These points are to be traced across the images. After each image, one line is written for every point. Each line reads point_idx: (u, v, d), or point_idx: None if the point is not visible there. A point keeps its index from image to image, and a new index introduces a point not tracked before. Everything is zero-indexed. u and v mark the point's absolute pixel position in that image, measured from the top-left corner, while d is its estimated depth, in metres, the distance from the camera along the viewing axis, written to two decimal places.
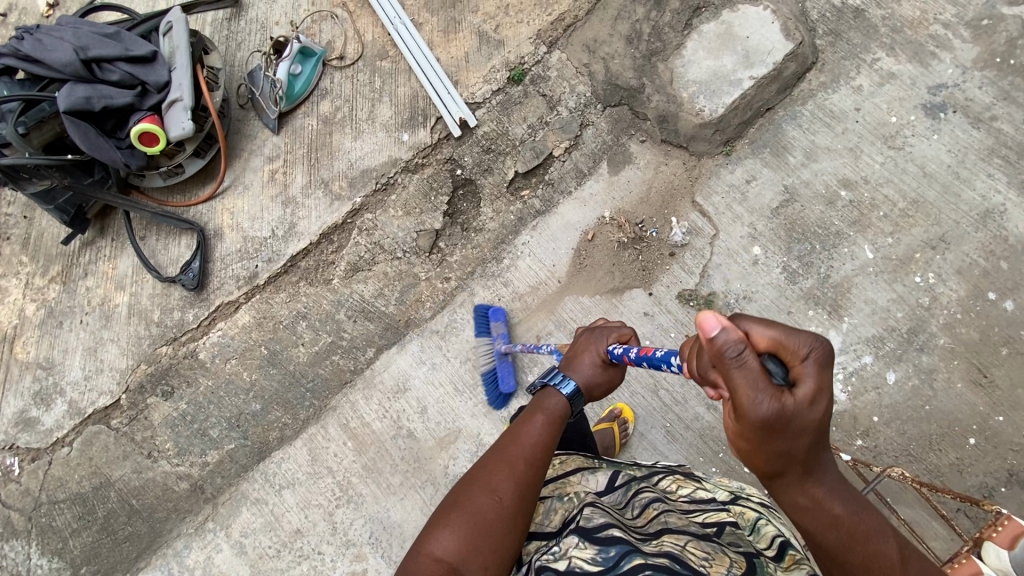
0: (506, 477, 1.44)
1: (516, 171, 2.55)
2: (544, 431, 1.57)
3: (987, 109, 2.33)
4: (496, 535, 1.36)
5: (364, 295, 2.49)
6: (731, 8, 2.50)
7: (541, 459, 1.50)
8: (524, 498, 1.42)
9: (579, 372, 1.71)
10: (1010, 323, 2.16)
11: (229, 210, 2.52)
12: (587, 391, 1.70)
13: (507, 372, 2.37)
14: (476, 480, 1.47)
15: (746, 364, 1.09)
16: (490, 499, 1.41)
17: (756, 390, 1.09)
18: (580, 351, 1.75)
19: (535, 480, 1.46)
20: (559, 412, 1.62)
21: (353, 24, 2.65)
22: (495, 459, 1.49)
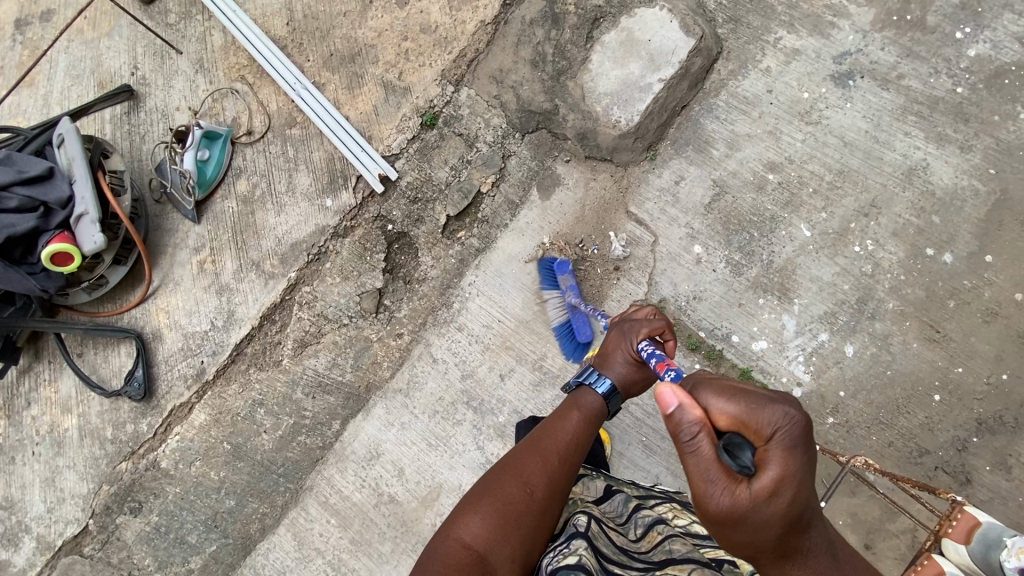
0: (544, 469, 1.38)
1: (448, 215, 2.41)
2: (581, 427, 1.48)
3: (893, 69, 2.42)
4: (528, 529, 1.31)
5: (317, 369, 2.35)
6: (627, 13, 2.44)
7: (574, 457, 1.43)
8: (555, 494, 1.37)
9: (615, 370, 1.56)
10: (951, 275, 2.27)
11: (164, 309, 2.37)
12: (623, 392, 1.56)
13: (582, 323, 2.27)
14: (509, 468, 1.39)
15: (699, 450, 1.09)
16: (522, 491, 1.34)
17: (708, 481, 1.08)
18: (611, 347, 1.60)
19: (565, 479, 1.39)
20: (596, 411, 1.51)
21: (248, 89, 2.48)
22: (526, 448, 1.42)
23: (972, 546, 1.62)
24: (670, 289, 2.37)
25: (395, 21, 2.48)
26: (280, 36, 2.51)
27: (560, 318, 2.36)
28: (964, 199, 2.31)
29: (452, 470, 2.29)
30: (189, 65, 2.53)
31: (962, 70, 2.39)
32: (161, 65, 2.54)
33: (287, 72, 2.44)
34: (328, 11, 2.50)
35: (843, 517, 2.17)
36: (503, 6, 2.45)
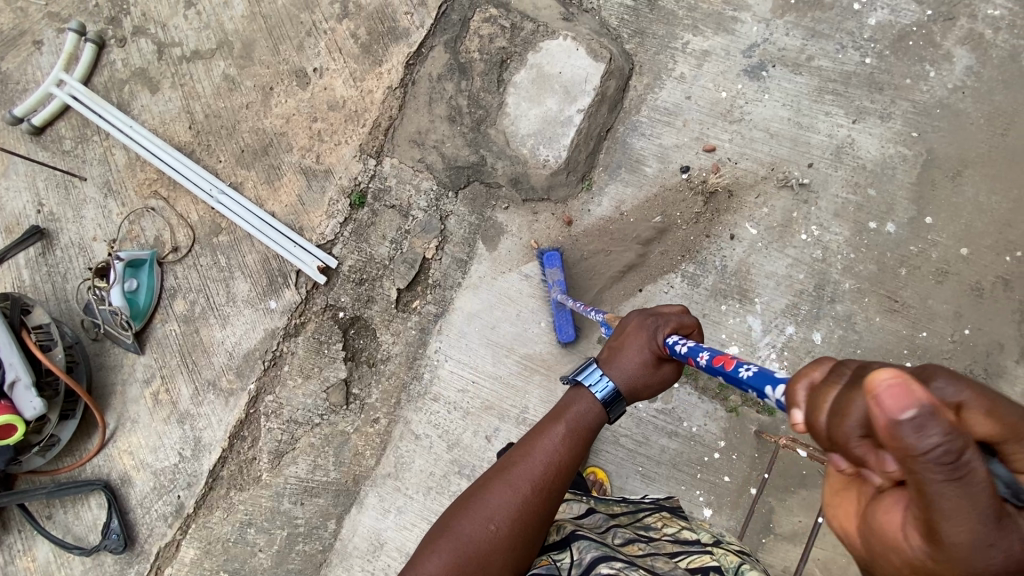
0: (512, 502, 1.26)
1: (398, 289, 2.34)
2: (562, 449, 1.34)
3: (802, 52, 2.43)
4: (492, 570, 1.20)
5: (299, 475, 2.27)
6: (533, 50, 2.41)
7: (551, 485, 1.30)
8: (525, 526, 1.25)
9: (622, 369, 1.41)
10: (897, 244, 2.31)
11: (127, 450, 2.26)
12: (629, 395, 1.41)
13: (566, 320, 2.23)
14: (476, 499, 1.29)
15: (968, 473, 0.66)
16: (485, 528, 1.23)
17: (975, 521, 0.67)
18: (626, 341, 1.44)
19: (540, 511, 1.27)
20: (586, 422, 1.38)
21: (164, 204, 2.37)
22: (497, 475, 1.31)
23: None
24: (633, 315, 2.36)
25: (301, 103, 2.40)
26: (185, 141, 2.41)
27: (534, 367, 2.30)
28: (894, 166, 2.34)
29: None
30: (97, 190, 2.40)
31: (867, 40, 2.41)
32: (67, 196, 2.41)
33: (200, 180, 2.34)
34: (229, 106, 2.41)
35: None
36: (407, 67, 2.40)
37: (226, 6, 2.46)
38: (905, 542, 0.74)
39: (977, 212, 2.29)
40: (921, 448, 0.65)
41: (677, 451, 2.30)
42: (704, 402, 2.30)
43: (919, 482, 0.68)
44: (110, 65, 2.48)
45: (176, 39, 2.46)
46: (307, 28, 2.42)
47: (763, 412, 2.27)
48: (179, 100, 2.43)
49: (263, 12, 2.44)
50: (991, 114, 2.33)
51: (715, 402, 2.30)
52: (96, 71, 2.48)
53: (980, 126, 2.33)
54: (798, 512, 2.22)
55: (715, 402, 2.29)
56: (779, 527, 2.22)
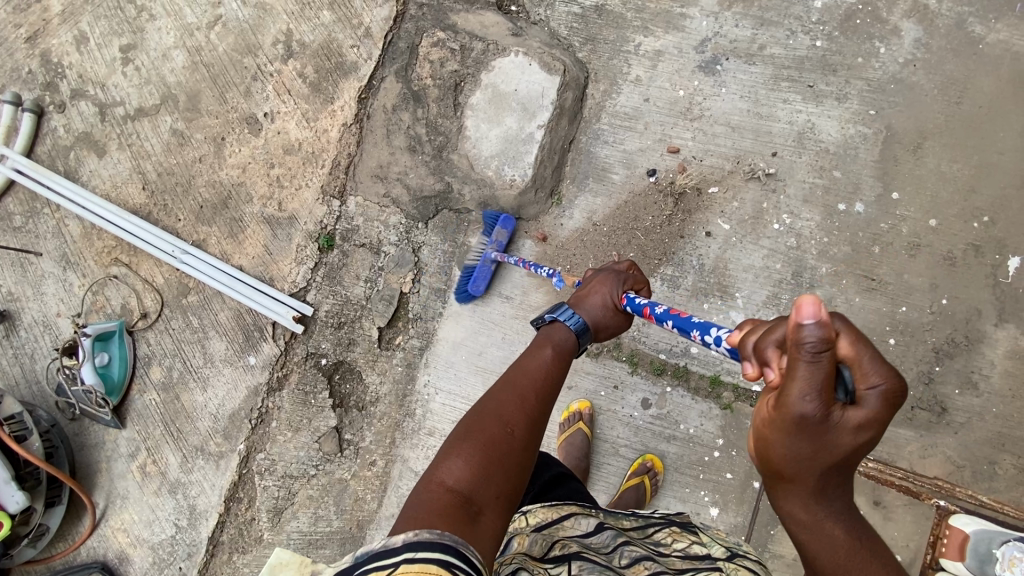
0: (522, 408, 1.22)
1: (378, 327, 2.29)
2: (554, 369, 1.36)
3: (753, 42, 2.42)
4: (513, 468, 1.11)
5: (301, 529, 2.21)
6: (485, 69, 2.37)
7: (551, 397, 1.29)
8: (535, 433, 1.20)
9: (588, 310, 1.52)
10: (868, 223, 2.32)
11: (121, 527, 2.20)
12: (594, 332, 1.51)
13: (483, 274, 2.25)
14: (484, 410, 1.20)
15: (823, 363, 0.83)
16: (501, 428, 1.16)
17: (808, 394, 0.85)
18: (592, 288, 1.58)
19: (545, 420, 1.24)
20: (566, 348, 1.44)
21: (127, 270, 2.29)
22: (501, 388, 1.27)
23: (967, 561, 1.76)
24: None
25: (255, 150, 2.34)
26: (141, 203, 2.33)
27: None
28: (856, 146, 2.35)
29: None
30: (54, 264, 2.31)
31: (816, 23, 2.41)
32: (23, 274, 2.31)
33: (161, 241, 2.27)
34: (181, 162, 2.34)
35: None
36: (360, 102, 2.35)
37: (166, 59, 2.38)
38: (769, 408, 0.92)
39: (941, 182, 2.31)
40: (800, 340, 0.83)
41: (677, 454, 2.30)
42: (697, 402, 2.30)
43: (787, 359, 0.86)
44: (51, 132, 2.38)
45: (117, 98, 2.38)
46: (252, 73, 2.36)
47: (757, 405, 2.27)
48: (128, 161, 2.35)
49: (204, 61, 2.37)
50: (945, 84, 2.34)
51: (709, 401, 2.30)
52: (38, 141, 2.39)
53: (935, 96, 2.34)
54: None
55: (708, 401, 2.30)
56: None
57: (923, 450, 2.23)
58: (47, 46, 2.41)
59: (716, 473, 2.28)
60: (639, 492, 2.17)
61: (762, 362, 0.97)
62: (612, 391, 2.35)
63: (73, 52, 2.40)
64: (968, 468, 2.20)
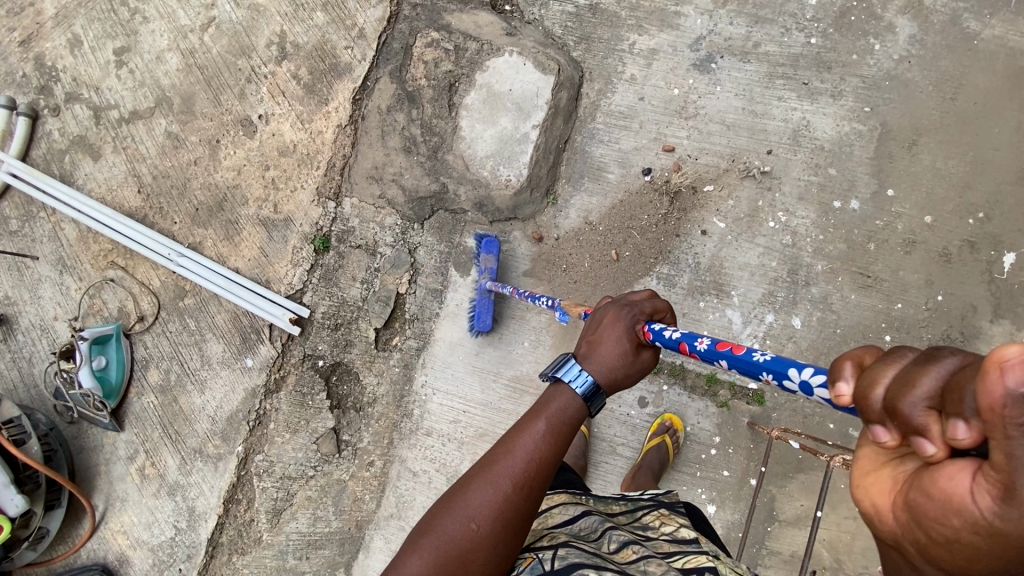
0: (493, 499, 1.13)
1: (375, 328, 2.30)
2: (543, 446, 1.21)
3: (748, 40, 2.42)
4: (475, 569, 1.09)
5: (300, 530, 2.23)
6: (480, 69, 2.37)
7: (533, 481, 1.18)
8: (506, 526, 1.13)
9: (599, 364, 1.28)
10: (864, 220, 2.32)
11: (121, 530, 2.21)
12: (610, 387, 1.29)
13: (486, 308, 2.23)
14: (454, 499, 1.16)
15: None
16: (465, 527, 1.11)
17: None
18: (603, 333, 1.32)
19: (522, 509, 1.15)
20: (567, 419, 1.24)
21: (123, 273, 2.29)
22: (476, 473, 1.18)
23: None
24: None
25: (250, 152, 2.34)
26: (136, 206, 2.34)
27: (524, 388, 2.28)
28: (851, 143, 2.35)
29: None
30: (51, 268, 2.31)
31: (810, 20, 2.41)
32: (20, 278, 2.31)
33: (157, 244, 2.27)
34: (177, 165, 2.34)
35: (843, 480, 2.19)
36: (354, 103, 2.35)
37: (160, 62, 2.38)
38: (965, 507, 0.64)
39: (936, 178, 2.31)
40: (1022, 416, 0.57)
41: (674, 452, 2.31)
42: (694, 400, 2.31)
43: (1005, 442, 0.59)
44: (47, 136, 2.38)
45: (112, 101, 2.38)
46: (246, 75, 2.36)
47: (753, 403, 2.28)
48: (123, 164, 2.35)
49: (198, 63, 2.37)
50: (940, 80, 2.34)
51: (705, 399, 2.30)
52: (33, 144, 2.39)
53: (930, 93, 2.34)
54: (799, 497, 2.23)
55: (705, 399, 2.30)
56: (782, 514, 2.24)
57: None
58: (41, 50, 2.40)
59: (713, 470, 2.28)
60: (662, 452, 2.16)
61: (917, 434, 0.68)
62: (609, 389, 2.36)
63: (67, 55, 2.40)
64: None
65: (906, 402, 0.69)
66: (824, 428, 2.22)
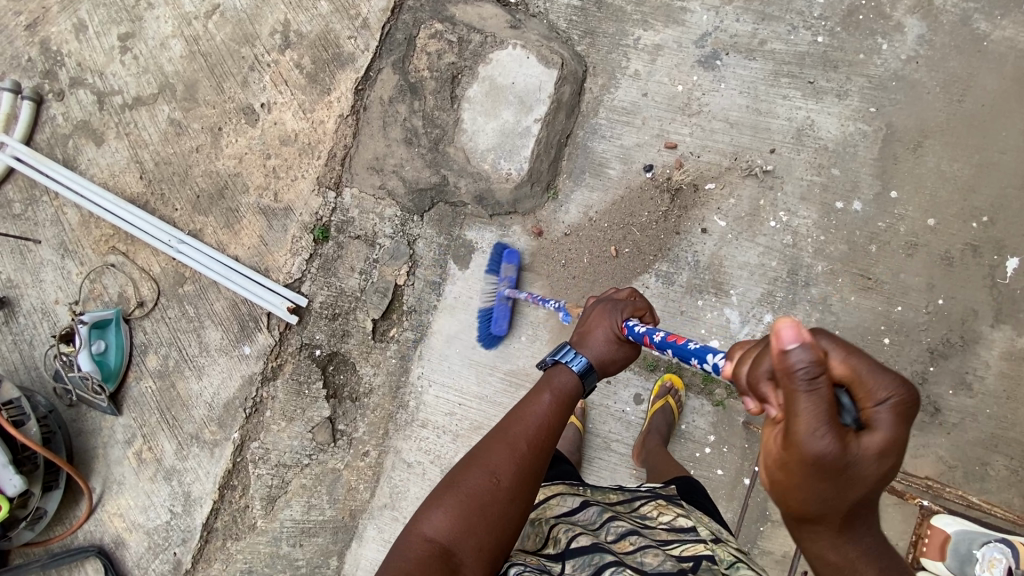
0: (511, 457, 1.21)
1: (372, 319, 2.30)
2: (553, 412, 1.30)
3: (754, 37, 2.40)
4: (496, 521, 1.15)
5: (294, 518, 2.24)
6: (483, 62, 2.36)
7: (547, 443, 1.26)
8: (524, 481, 1.20)
9: (592, 348, 1.40)
10: (866, 222, 2.30)
11: (118, 512, 2.23)
12: (601, 371, 1.40)
13: (502, 313, 2.26)
14: (474, 459, 1.23)
15: (822, 390, 0.80)
16: (486, 481, 1.18)
17: (820, 428, 0.81)
18: (591, 324, 1.45)
19: (538, 468, 1.23)
20: (567, 392, 1.34)
21: (124, 259, 2.31)
22: (493, 435, 1.26)
23: (948, 561, 1.98)
24: None
25: (252, 141, 2.34)
26: (138, 192, 2.35)
27: (519, 382, 2.28)
28: (855, 144, 2.33)
29: None
30: (53, 251, 2.33)
31: (818, 19, 2.38)
32: (23, 261, 2.33)
33: (157, 230, 2.28)
34: (179, 152, 2.35)
35: None
36: (357, 93, 2.34)
37: (164, 49, 2.38)
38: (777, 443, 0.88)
39: (941, 181, 2.29)
40: (792, 367, 0.80)
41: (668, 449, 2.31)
42: (690, 398, 2.30)
43: (785, 396, 0.83)
44: (51, 120, 2.39)
45: (115, 87, 2.39)
46: (249, 63, 2.36)
47: None
48: (126, 150, 2.36)
49: (202, 50, 2.37)
50: (947, 81, 2.32)
51: (701, 398, 2.30)
52: (37, 128, 2.40)
53: (937, 95, 2.32)
54: None
55: (700, 398, 2.30)
56: (775, 513, 2.23)
57: (916, 449, 2.22)
58: (46, 34, 2.41)
59: (707, 468, 2.28)
60: (667, 414, 2.19)
61: (760, 397, 0.90)
62: (605, 386, 2.36)
63: (72, 40, 2.41)
64: (960, 469, 2.19)
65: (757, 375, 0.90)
66: None
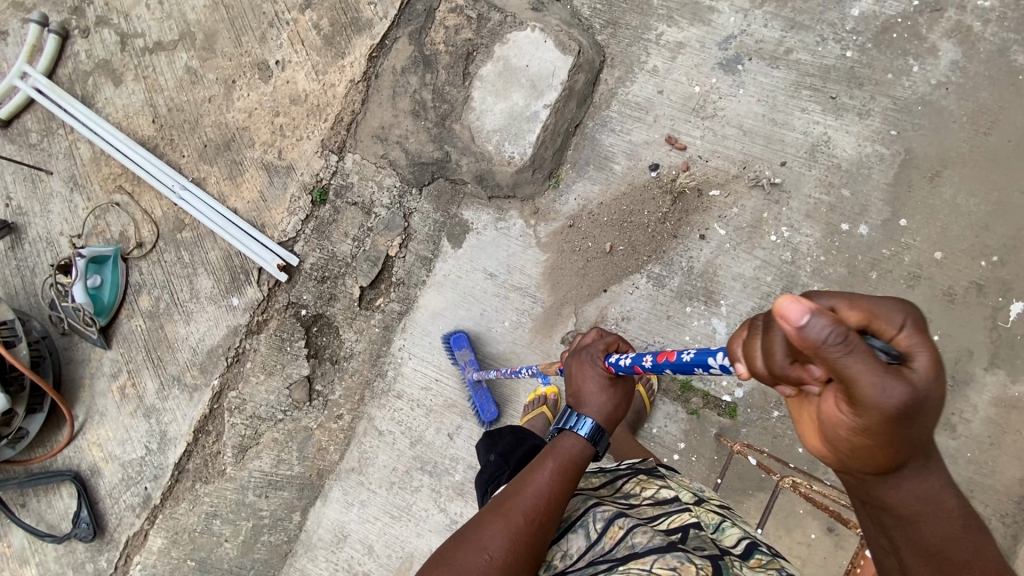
0: (506, 531, 1.16)
1: (360, 286, 2.32)
2: (554, 484, 1.25)
3: (780, 45, 2.33)
4: None
5: (263, 470, 2.30)
6: (499, 41, 2.34)
7: (545, 518, 1.20)
8: (519, 560, 1.14)
9: (591, 406, 1.38)
10: (870, 247, 2.24)
11: (96, 442, 2.31)
12: (608, 423, 1.38)
13: (484, 399, 2.23)
14: (469, 533, 1.19)
15: (858, 343, 0.76)
16: (479, 558, 1.13)
17: (881, 376, 0.78)
18: (577, 383, 1.42)
19: (534, 546, 1.17)
20: (572, 456, 1.31)
21: (128, 199, 2.36)
22: (490, 510, 1.22)
23: None
24: (597, 314, 2.31)
25: (263, 97, 2.36)
26: (149, 135, 2.39)
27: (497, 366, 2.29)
28: (870, 166, 2.26)
29: (419, 537, 2.24)
30: (63, 184, 2.39)
31: (850, 32, 2.30)
32: (34, 190, 2.40)
33: (163, 175, 2.33)
34: (192, 100, 2.38)
35: (802, 505, 2.14)
36: (370, 60, 2.34)
37: None
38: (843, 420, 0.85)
39: (955, 214, 2.21)
40: (820, 340, 0.76)
41: None
42: (665, 404, 2.28)
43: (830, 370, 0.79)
44: (74, 56, 2.45)
45: (138, 29, 2.42)
46: (270, 19, 2.38)
47: (724, 415, 2.24)
48: (142, 93, 2.41)
49: (225, 2, 2.39)
50: (975, 111, 2.22)
51: (676, 404, 2.28)
52: (61, 62, 2.45)
53: (963, 124, 2.23)
54: (756, 514, 2.20)
55: (676, 404, 2.28)
56: None
57: None
58: None
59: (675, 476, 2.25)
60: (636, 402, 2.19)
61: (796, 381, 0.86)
62: None
63: None
64: None
65: (779, 363, 0.86)
66: (792, 450, 2.18)
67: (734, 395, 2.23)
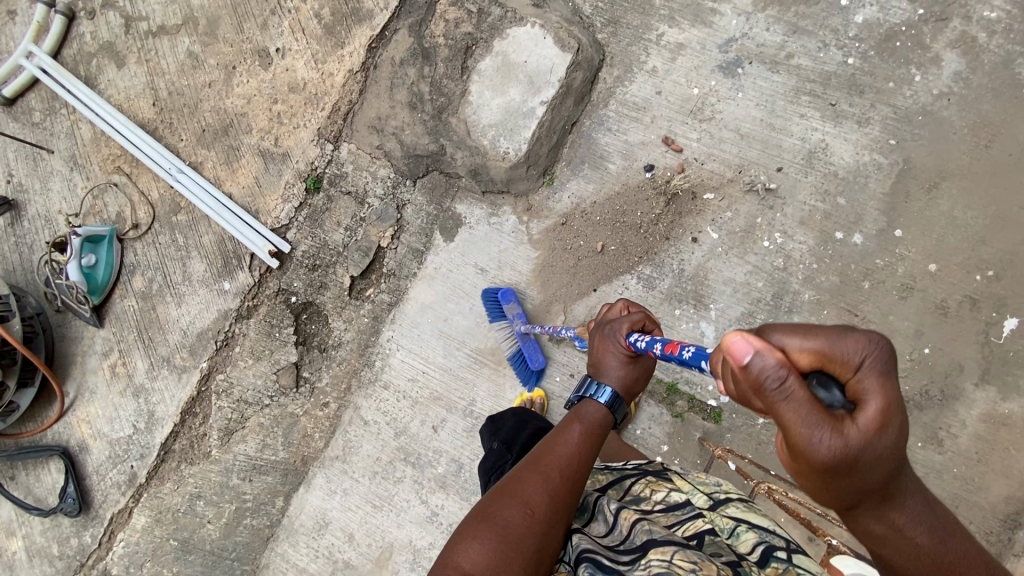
0: (544, 487, 1.20)
1: (351, 276, 2.34)
2: (583, 445, 1.30)
3: (781, 49, 2.31)
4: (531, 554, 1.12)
5: (248, 454, 2.32)
6: (498, 36, 2.34)
7: (578, 475, 1.24)
8: (559, 513, 1.18)
9: (610, 377, 1.38)
10: (863, 256, 2.22)
11: (85, 419, 2.34)
12: (627, 394, 1.39)
13: (533, 349, 2.22)
14: (505, 489, 1.22)
15: (794, 391, 0.86)
16: (521, 513, 1.16)
17: (813, 425, 0.87)
18: (599, 354, 1.43)
19: (572, 499, 1.21)
20: (596, 422, 1.34)
21: (126, 180, 2.39)
22: (526, 467, 1.26)
23: None
24: (586, 313, 2.30)
25: (262, 84, 2.38)
26: (149, 118, 2.42)
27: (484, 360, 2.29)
28: (867, 174, 2.24)
29: (399, 527, 2.26)
30: (63, 163, 2.42)
31: (852, 39, 2.28)
32: (34, 168, 2.43)
33: (161, 158, 2.35)
34: (192, 85, 2.40)
35: (783, 513, 2.13)
36: (369, 50, 2.35)
37: None
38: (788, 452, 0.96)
39: (951, 226, 2.19)
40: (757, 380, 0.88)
41: None
42: (651, 406, 2.28)
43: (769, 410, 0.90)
44: (79, 37, 2.47)
45: (143, 13, 2.44)
46: (272, 7, 2.39)
47: (709, 419, 2.24)
48: (144, 76, 2.43)
49: None
50: (976, 123, 2.20)
51: (661, 406, 2.27)
52: (66, 43, 2.48)
53: (963, 136, 2.20)
54: None
55: (661, 407, 2.27)
56: None
57: None
58: None
59: None
60: None
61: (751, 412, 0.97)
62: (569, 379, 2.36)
63: None
64: None
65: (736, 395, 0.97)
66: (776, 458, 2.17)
67: (720, 400, 2.22)
